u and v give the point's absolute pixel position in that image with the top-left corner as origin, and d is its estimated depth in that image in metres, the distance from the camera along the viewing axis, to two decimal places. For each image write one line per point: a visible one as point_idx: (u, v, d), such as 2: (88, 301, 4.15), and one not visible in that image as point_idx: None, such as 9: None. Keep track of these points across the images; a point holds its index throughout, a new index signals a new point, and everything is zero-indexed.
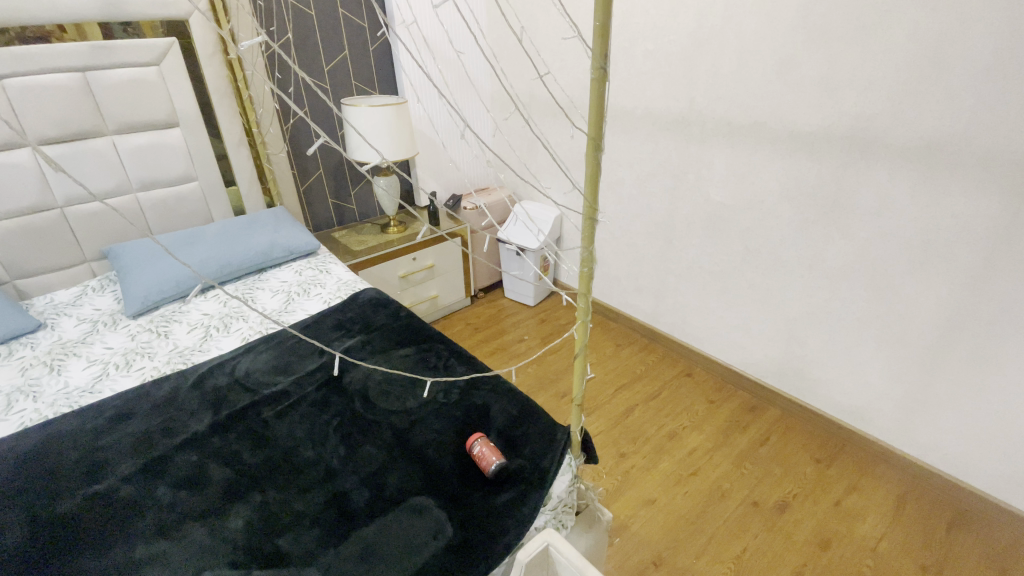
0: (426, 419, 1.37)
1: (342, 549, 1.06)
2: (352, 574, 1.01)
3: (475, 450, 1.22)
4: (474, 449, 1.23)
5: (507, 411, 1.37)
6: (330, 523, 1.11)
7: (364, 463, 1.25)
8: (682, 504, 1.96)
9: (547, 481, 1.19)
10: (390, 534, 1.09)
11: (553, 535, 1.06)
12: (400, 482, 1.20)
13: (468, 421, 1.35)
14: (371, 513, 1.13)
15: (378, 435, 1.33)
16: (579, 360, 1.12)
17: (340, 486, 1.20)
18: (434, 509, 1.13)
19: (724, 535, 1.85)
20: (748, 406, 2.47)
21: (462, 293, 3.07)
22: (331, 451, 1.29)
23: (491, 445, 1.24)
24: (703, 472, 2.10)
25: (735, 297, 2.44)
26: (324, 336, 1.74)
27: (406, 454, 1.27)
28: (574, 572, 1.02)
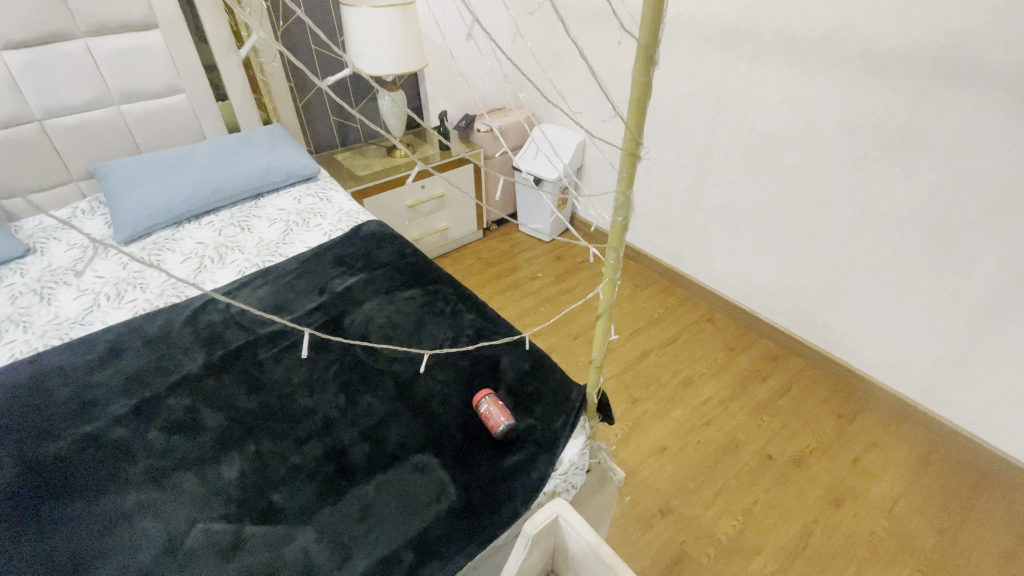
0: (431, 371, 1.27)
1: (339, 507, 1.00)
2: (350, 534, 0.95)
3: (482, 415, 1.12)
4: (481, 413, 1.13)
5: (518, 366, 1.26)
6: (328, 479, 1.04)
7: (364, 415, 1.17)
8: (694, 454, 1.91)
9: (558, 444, 1.10)
10: (390, 493, 1.02)
11: (564, 507, 0.99)
12: (402, 438, 1.12)
13: (476, 374, 1.25)
14: (371, 470, 1.06)
15: (379, 386, 1.24)
16: (602, 323, 0.98)
17: (338, 439, 1.12)
18: (438, 469, 1.06)
19: (735, 487, 1.80)
20: (771, 356, 2.35)
21: (473, 225, 2.89)
22: (330, 401, 1.21)
23: (498, 400, 1.14)
24: (717, 422, 2.03)
25: (770, 241, 2.24)
26: (324, 273, 1.61)
27: (409, 407, 1.18)
28: (584, 546, 0.96)
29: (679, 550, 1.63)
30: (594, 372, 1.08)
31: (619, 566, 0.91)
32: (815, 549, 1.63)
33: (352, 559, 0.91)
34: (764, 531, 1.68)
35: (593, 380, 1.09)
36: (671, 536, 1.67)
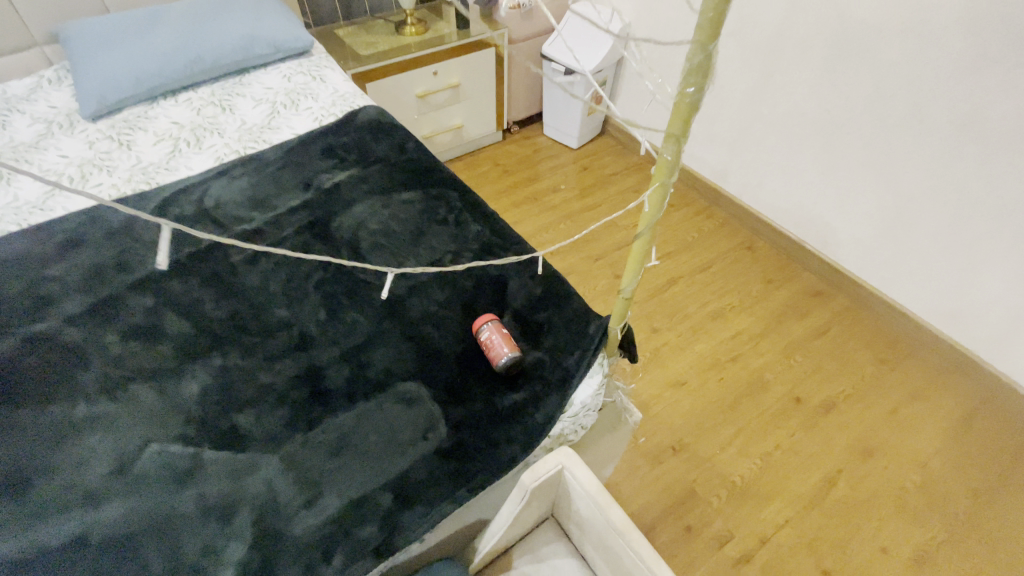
0: (427, 288, 1.07)
1: (311, 437, 0.85)
2: (320, 470, 0.81)
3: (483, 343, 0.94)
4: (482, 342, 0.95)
5: (529, 290, 1.06)
6: (300, 403, 0.89)
7: (347, 332, 1.00)
8: (715, 391, 1.75)
9: (570, 384, 0.92)
10: (371, 425, 0.86)
11: (571, 457, 0.84)
12: (387, 363, 0.95)
13: (479, 297, 1.06)
14: (349, 396, 0.90)
15: (366, 300, 1.05)
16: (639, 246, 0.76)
17: (314, 358, 0.96)
18: (428, 401, 0.90)
19: (756, 429, 1.66)
20: (813, 292, 2.11)
21: (492, 126, 2.56)
22: (309, 313, 1.03)
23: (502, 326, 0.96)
24: (744, 358, 1.85)
25: (837, 160, 1.91)
26: (311, 166, 1.38)
27: (398, 328, 1.00)
28: (590, 504, 0.81)
29: (688, 488, 1.52)
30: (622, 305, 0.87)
31: (630, 531, 0.78)
32: (835, 500, 1.52)
33: (321, 498, 0.78)
34: (783, 477, 1.55)
35: (619, 316, 0.89)
36: (681, 473, 1.55)
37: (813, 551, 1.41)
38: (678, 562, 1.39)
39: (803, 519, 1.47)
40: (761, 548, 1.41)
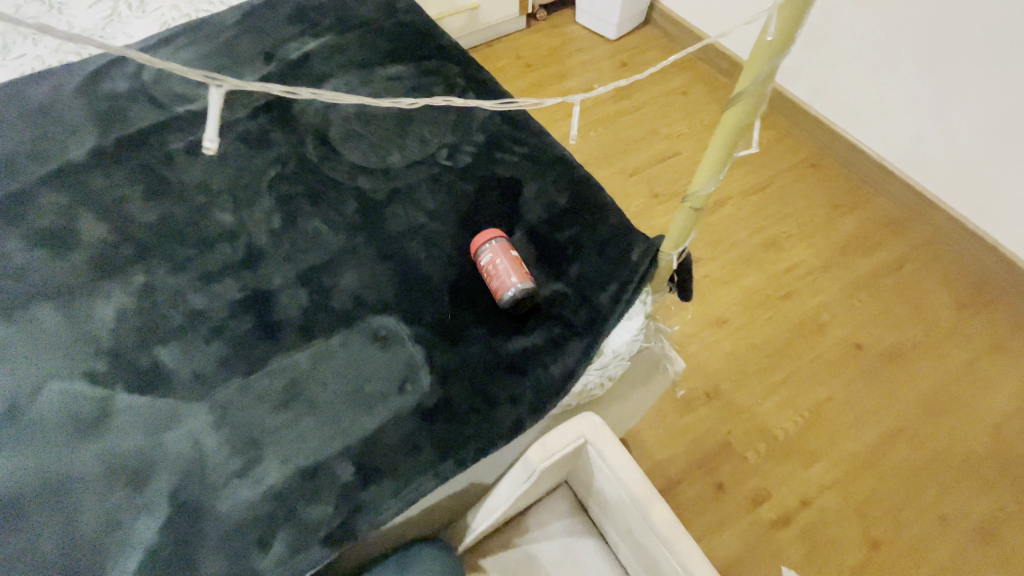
0: (413, 190, 0.79)
1: (251, 382, 0.64)
2: (260, 427, 0.61)
3: (482, 269, 0.69)
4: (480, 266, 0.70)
5: (550, 198, 0.76)
6: (239, 337, 0.67)
7: (306, 244, 0.75)
8: (762, 333, 1.48)
9: (601, 329, 0.66)
10: (329, 370, 0.64)
11: (598, 428, 0.62)
12: (355, 288, 0.70)
13: (482, 204, 0.77)
14: (302, 331, 0.67)
15: (333, 203, 0.79)
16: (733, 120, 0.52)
17: (260, 279, 0.72)
18: (407, 343, 0.66)
19: (806, 378, 1.41)
20: (888, 220, 1.69)
21: (515, 9, 2.12)
22: (259, 221, 0.79)
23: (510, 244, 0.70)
24: (799, 296, 1.55)
25: (961, 49, 1.38)
26: (275, 33, 1.07)
27: (373, 241, 0.74)
28: (623, 496, 0.62)
29: (721, 441, 1.31)
30: (684, 225, 0.62)
31: (674, 531, 0.58)
32: (892, 461, 1.30)
33: (260, 465, 0.58)
34: (834, 434, 1.33)
35: (676, 242, 0.64)
36: (715, 423, 1.34)
37: (861, 517, 1.22)
38: (705, 520, 1.22)
39: (851, 482, 1.26)
40: (802, 511, 1.23)
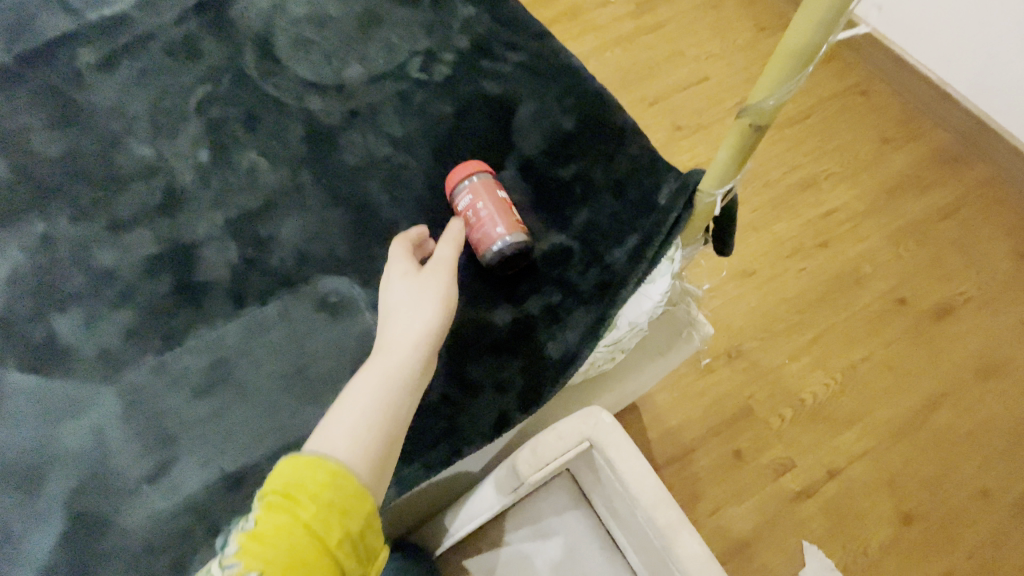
0: (377, 112, 0.61)
1: (169, 360, 0.50)
2: (179, 418, 0.48)
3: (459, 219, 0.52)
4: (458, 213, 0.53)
5: (552, 121, 0.57)
6: (155, 302, 0.53)
7: (241, 183, 0.59)
8: (791, 287, 1.19)
9: (613, 294, 0.50)
10: (264, 346, 0.50)
11: (606, 431, 0.50)
12: (298, 240, 0.55)
13: (463, 130, 0.59)
14: (231, 296, 0.53)
15: (275, 131, 0.62)
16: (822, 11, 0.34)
17: (183, 229, 0.57)
18: (363, 311, 0.52)
19: (840, 338, 1.16)
20: (948, 157, 1.29)
21: None
22: (184, 155, 0.62)
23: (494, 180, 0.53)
24: (837, 244, 1.23)
25: None
26: None
27: (323, 178, 0.58)
28: (631, 508, 0.51)
29: (742, 406, 1.10)
30: (737, 152, 0.43)
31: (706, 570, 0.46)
32: (931, 429, 1.10)
33: (177, 466, 0.46)
34: (868, 403, 1.12)
35: (723, 173, 0.45)
36: (733, 387, 1.12)
37: (891, 489, 1.06)
38: (722, 491, 1.05)
39: (885, 450, 1.08)
40: (828, 483, 1.06)
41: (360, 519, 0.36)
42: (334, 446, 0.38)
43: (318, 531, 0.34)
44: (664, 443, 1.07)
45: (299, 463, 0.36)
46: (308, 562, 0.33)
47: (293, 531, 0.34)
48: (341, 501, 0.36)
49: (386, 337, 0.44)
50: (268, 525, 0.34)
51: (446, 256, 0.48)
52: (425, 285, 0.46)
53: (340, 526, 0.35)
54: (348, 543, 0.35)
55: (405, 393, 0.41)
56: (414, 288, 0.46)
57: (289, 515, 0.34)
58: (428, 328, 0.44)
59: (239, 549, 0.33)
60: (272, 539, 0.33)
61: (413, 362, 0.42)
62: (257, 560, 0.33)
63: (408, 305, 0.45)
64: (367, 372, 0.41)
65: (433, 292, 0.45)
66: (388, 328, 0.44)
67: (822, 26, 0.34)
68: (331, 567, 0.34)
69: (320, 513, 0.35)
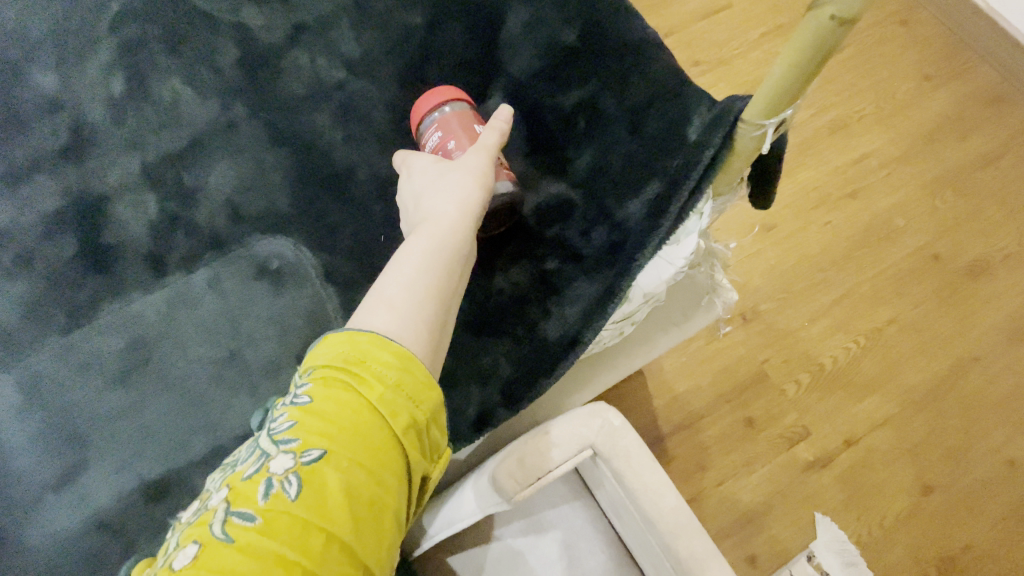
0: (325, 25, 0.48)
1: (78, 342, 0.41)
2: (86, 415, 0.39)
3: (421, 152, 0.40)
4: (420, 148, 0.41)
5: (546, 30, 0.44)
6: (59, 271, 0.43)
7: (160, 119, 0.47)
8: (814, 240, 1.01)
9: (621, 253, 0.39)
10: (190, 323, 0.41)
11: (616, 440, 0.42)
12: (230, 193, 0.44)
13: (433, 47, 0.47)
14: (150, 263, 0.43)
15: (201, 52, 0.49)
16: None
17: (91, 177, 0.46)
18: (309, 281, 0.42)
19: (865, 298, 0.99)
20: (988, 95, 1.10)
21: None
22: (90, 81, 0.48)
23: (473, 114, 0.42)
24: (868, 191, 1.04)
25: None
26: None
27: (261, 112, 0.46)
28: (637, 522, 0.43)
29: (755, 371, 0.95)
30: (803, 64, 0.30)
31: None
32: (960, 397, 0.95)
33: (87, 472, 0.38)
34: (894, 374, 0.96)
35: (782, 91, 0.31)
36: (749, 349, 0.96)
37: (913, 458, 0.92)
38: (731, 460, 0.91)
39: (908, 420, 0.94)
40: (846, 452, 0.92)
41: (434, 401, 0.27)
42: (392, 319, 0.28)
43: (390, 408, 0.25)
44: (670, 410, 0.93)
45: (352, 333, 0.27)
46: (376, 448, 0.24)
47: (359, 405, 0.25)
48: (412, 376, 0.26)
49: (428, 214, 0.34)
50: (327, 397, 0.25)
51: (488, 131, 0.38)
52: (467, 159, 0.35)
53: (411, 406, 0.26)
54: (422, 429, 0.26)
55: (463, 268, 0.32)
56: (452, 165, 0.35)
57: (351, 388, 0.25)
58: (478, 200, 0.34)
59: (295, 425, 0.24)
60: (335, 415, 0.24)
61: (469, 236, 0.33)
62: (318, 437, 0.24)
63: (451, 177, 0.34)
64: (416, 243, 0.32)
65: (479, 166, 0.35)
66: (427, 206, 0.34)
67: None
68: (404, 455, 0.25)
69: (389, 387, 0.26)
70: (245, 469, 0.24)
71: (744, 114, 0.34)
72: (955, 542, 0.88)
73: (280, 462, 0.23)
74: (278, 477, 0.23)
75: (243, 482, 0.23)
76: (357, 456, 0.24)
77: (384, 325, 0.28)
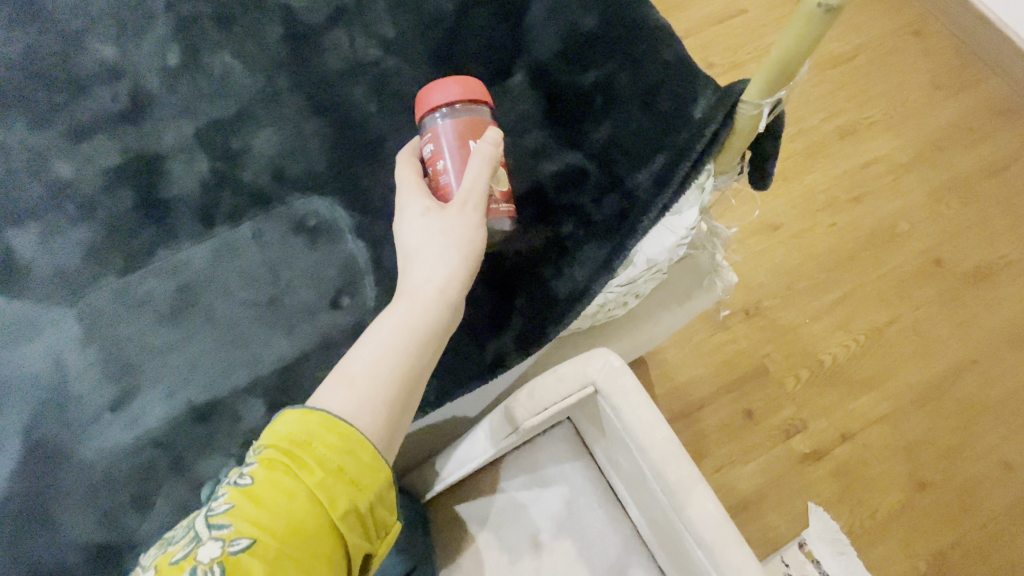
0: (361, 6, 0.53)
1: (131, 282, 0.45)
2: (137, 346, 0.43)
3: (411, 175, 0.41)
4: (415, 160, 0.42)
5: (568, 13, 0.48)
6: (115, 220, 0.47)
7: (211, 90, 0.52)
8: (822, 242, 1.04)
9: (632, 220, 0.43)
10: (234, 269, 0.45)
11: (615, 378, 0.44)
12: (273, 157, 0.49)
13: (464, 33, 0.51)
14: (199, 215, 0.47)
15: (249, 29, 0.53)
16: None
17: (147, 138, 0.50)
18: (344, 235, 0.46)
19: (867, 298, 1.02)
20: (997, 107, 1.13)
21: None
22: (148, 53, 0.53)
23: (471, 125, 0.40)
24: (875, 197, 1.07)
25: None
26: None
27: (302, 86, 0.51)
28: (636, 464, 0.46)
29: (756, 366, 0.98)
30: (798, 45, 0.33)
31: (722, 538, 0.40)
32: (958, 399, 0.97)
33: (139, 395, 0.42)
34: (892, 373, 0.98)
35: (786, 61, 0.34)
36: (751, 344, 0.99)
37: (908, 456, 0.94)
38: (730, 449, 0.94)
39: (907, 419, 0.96)
40: (842, 447, 0.94)
41: (375, 485, 0.31)
42: (350, 400, 0.32)
43: (327, 495, 0.29)
44: (671, 399, 0.96)
45: (305, 415, 0.31)
46: (311, 533, 0.28)
47: (295, 493, 0.28)
48: (356, 462, 0.30)
49: (410, 282, 0.36)
50: (267, 483, 0.28)
51: (484, 183, 0.38)
52: (458, 222, 0.37)
53: (349, 492, 0.29)
54: (360, 512, 0.30)
55: (432, 347, 0.35)
56: (442, 225, 0.37)
57: (291, 473, 0.29)
58: (458, 278, 0.37)
59: (230, 510, 0.27)
60: (272, 501, 0.28)
61: (443, 316, 0.36)
62: (251, 525, 0.27)
63: (438, 244, 0.36)
64: (390, 318, 0.35)
65: (467, 234, 0.37)
66: (411, 267, 0.37)
67: None
68: (337, 539, 0.29)
69: (329, 473, 0.29)
70: (178, 552, 0.27)
71: (745, 95, 0.38)
72: (946, 538, 0.90)
73: (209, 549, 0.26)
74: (203, 565, 0.26)
75: (171, 565, 0.27)
76: (284, 545, 0.27)
77: (340, 407, 0.31)
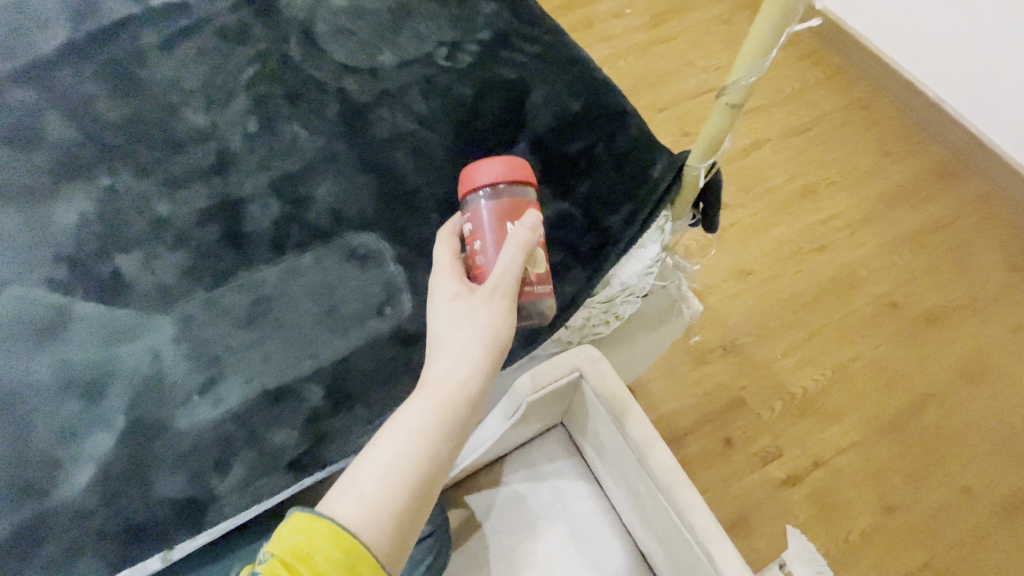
0: (403, 92, 0.69)
1: (218, 295, 0.57)
2: (222, 345, 0.55)
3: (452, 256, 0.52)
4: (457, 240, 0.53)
5: (560, 103, 0.65)
6: (206, 248, 0.60)
7: (283, 151, 0.66)
8: (790, 287, 1.18)
9: (610, 249, 0.58)
10: (301, 286, 0.58)
11: (596, 362, 0.57)
12: (333, 202, 0.63)
13: (483, 114, 0.67)
14: (272, 245, 0.60)
15: (314, 107, 0.69)
16: (765, 31, 0.44)
17: (231, 186, 0.64)
18: (388, 260, 0.60)
19: (832, 336, 1.15)
20: (938, 171, 1.29)
21: None
22: (233, 121, 0.68)
23: (507, 211, 0.51)
24: (835, 249, 1.22)
25: None
26: None
27: (356, 149, 0.66)
28: (617, 441, 0.57)
29: (734, 397, 1.08)
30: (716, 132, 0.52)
31: (677, 480, 0.53)
32: (919, 429, 1.08)
33: (223, 382, 0.53)
34: (858, 403, 1.09)
35: (711, 141, 0.53)
36: (728, 376, 1.10)
37: (876, 482, 1.03)
38: (712, 473, 1.03)
39: (873, 447, 1.06)
40: (815, 472, 1.04)
41: None
42: (356, 510, 0.40)
43: None
44: (658, 426, 1.06)
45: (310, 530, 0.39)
46: None
47: None
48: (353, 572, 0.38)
49: (431, 375, 0.45)
50: None
51: (515, 267, 0.47)
52: (484, 306, 0.46)
53: None
54: None
55: (441, 450, 0.43)
56: (469, 309, 0.46)
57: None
58: (472, 377, 0.45)
59: None
60: None
61: (452, 421, 0.44)
62: None
63: (461, 336, 0.45)
64: (405, 423, 0.43)
65: (488, 320, 0.46)
66: (436, 357, 0.46)
67: (767, 40, 0.44)
68: None
69: None
70: None
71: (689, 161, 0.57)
72: (915, 560, 0.98)
73: None
74: None
75: None
76: None
77: (348, 518, 0.40)
